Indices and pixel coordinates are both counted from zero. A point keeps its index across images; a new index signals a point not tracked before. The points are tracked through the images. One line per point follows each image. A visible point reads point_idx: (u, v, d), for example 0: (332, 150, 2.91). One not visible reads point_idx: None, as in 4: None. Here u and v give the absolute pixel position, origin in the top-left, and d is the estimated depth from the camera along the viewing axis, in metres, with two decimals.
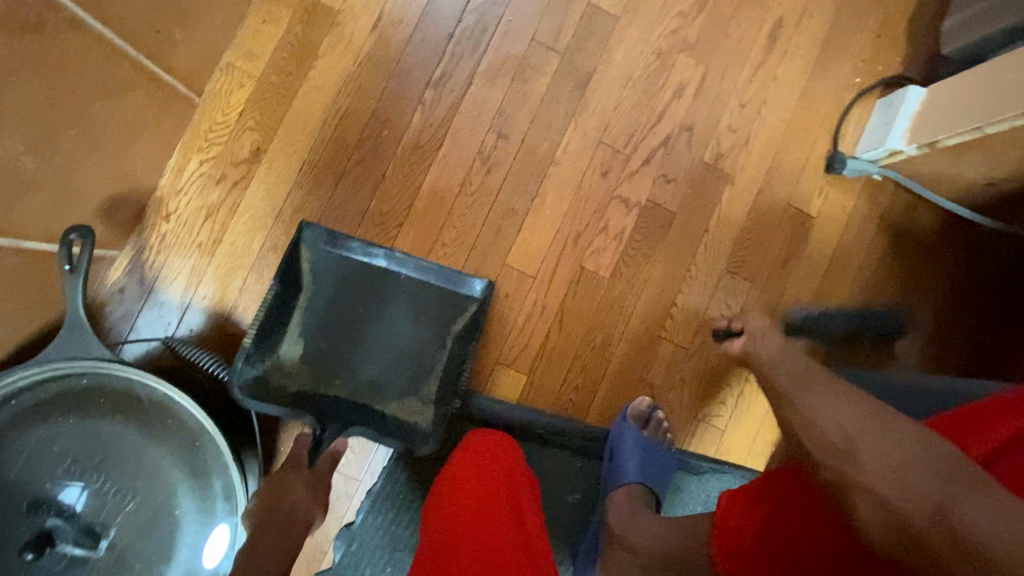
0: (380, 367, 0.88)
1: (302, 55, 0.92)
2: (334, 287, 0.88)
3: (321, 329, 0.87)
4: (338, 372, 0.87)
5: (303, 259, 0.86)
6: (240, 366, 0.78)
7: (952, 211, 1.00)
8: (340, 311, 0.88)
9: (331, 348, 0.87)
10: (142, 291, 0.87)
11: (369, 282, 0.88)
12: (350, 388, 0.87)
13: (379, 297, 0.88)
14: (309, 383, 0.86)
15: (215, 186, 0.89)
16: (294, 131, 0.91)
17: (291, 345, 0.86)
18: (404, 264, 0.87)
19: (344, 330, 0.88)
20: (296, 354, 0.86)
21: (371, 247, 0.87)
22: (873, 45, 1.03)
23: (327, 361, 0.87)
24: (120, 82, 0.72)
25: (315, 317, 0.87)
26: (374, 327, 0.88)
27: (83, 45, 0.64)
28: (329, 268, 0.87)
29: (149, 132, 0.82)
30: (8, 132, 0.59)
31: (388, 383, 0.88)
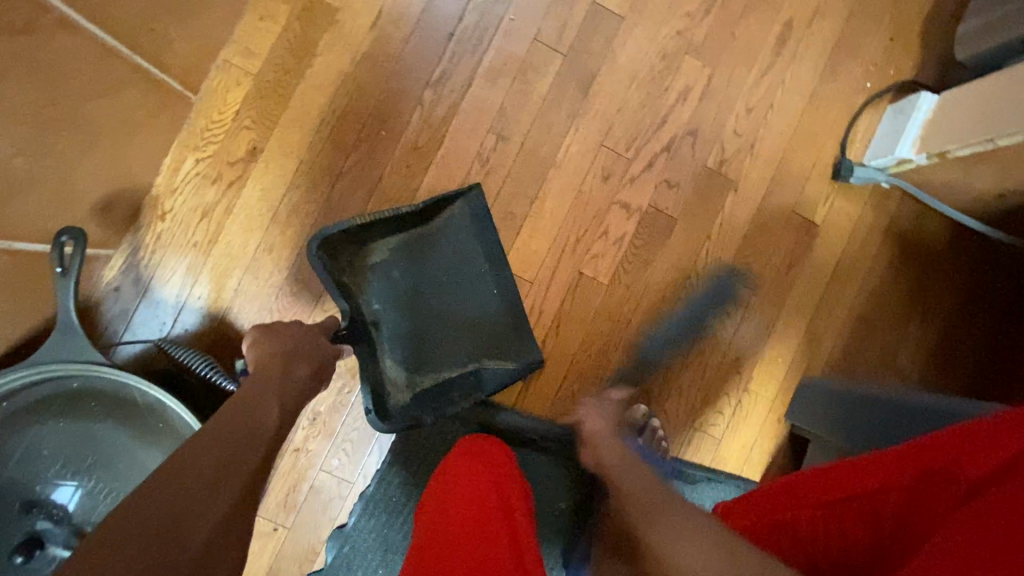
0: (413, 323, 0.90)
1: (300, 52, 0.90)
2: (437, 241, 0.91)
3: (404, 265, 0.90)
4: (390, 298, 0.89)
5: (452, 208, 0.91)
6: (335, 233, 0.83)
7: (961, 221, 0.98)
8: (433, 259, 0.91)
9: (398, 276, 0.90)
10: (137, 290, 0.87)
11: (467, 265, 0.92)
12: (383, 313, 0.88)
13: (459, 280, 0.91)
14: (360, 283, 0.88)
15: (212, 185, 0.88)
16: (292, 130, 0.90)
17: (376, 255, 0.89)
18: (507, 288, 0.91)
19: (421, 272, 0.90)
20: (373, 262, 0.89)
21: (495, 255, 0.91)
22: (886, 48, 1.00)
23: (389, 285, 0.89)
24: (113, 81, 0.71)
25: (412, 247, 0.90)
26: (442, 292, 0.91)
27: (75, 45, 0.63)
28: (456, 233, 0.91)
29: (144, 131, 0.81)
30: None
31: (405, 346, 0.89)
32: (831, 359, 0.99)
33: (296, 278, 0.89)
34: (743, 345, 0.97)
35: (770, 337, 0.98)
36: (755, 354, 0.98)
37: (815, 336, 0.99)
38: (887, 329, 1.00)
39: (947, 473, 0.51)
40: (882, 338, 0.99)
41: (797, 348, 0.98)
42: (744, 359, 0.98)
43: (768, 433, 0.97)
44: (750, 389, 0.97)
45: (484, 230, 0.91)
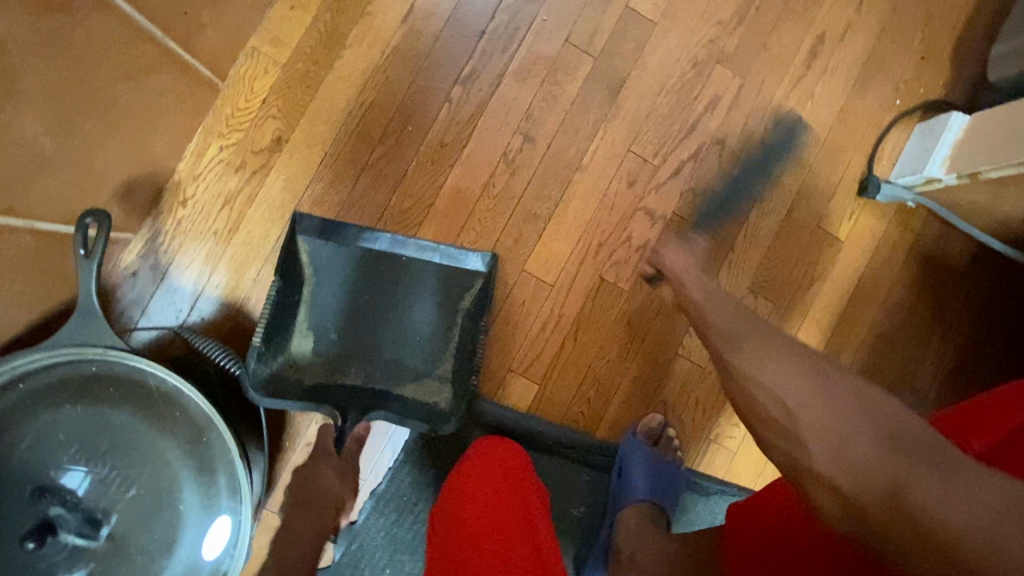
0: (399, 356, 0.85)
1: (330, 43, 0.89)
2: (340, 278, 0.84)
3: (331, 321, 0.84)
4: (354, 363, 0.84)
5: (300, 251, 0.82)
6: (253, 365, 0.75)
7: (985, 242, 0.98)
8: (350, 299, 0.84)
9: (343, 338, 0.84)
10: (155, 276, 0.86)
11: (376, 269, 0.85)
12: (368, 374, 0.84)
13: (388, 286, 0.85)
14: (322, 377, 0.83)
15: (234, 173, 0.87)
16: (318, 122, 0.89)
17: (300, 338, 0.83)
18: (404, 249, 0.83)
19: (354, 319, 0.84)
20: (306, 344, 0.83)
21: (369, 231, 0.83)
22: (917, 66, 1.00)
23: (342, 351, 0.84)
24: (143, 63, 0.70)
25: (322, 308, 0.84)
26: (388, 314, 0.85)
27: (108, 25, 0.62)
28: (331, 258, 0.84)
29: (170, 116, 0.80)
30: (25, 113, 0.57)
31: (405, 365, 0.85)
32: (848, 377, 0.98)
33: None
34: None
35: None
36: None
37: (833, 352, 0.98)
38: (905, 348, 0.99)
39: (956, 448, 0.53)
40: (900, 357, 0.99)
41: None
42: None
43: None
44: None
45: (346, 234, 0.83)
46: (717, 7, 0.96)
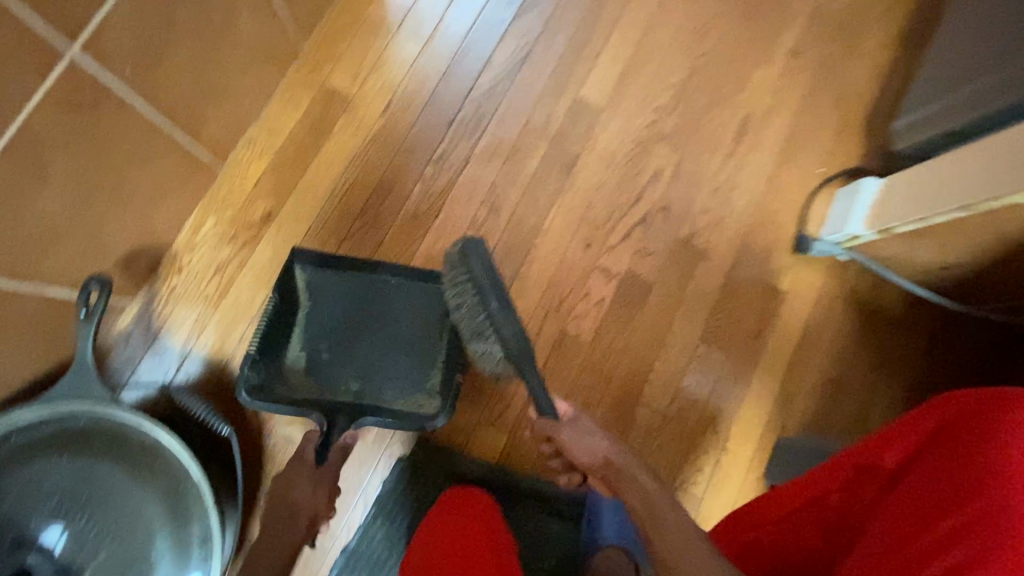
0: (389, 371, 0.92)
1: (318, 132, 1.03)
2: (330, 301, 0.92)
3: (324, 340, 0.92)
4: (344, 379, 0.91)
5: (298, 279, 0.90)
6: (246, 373, 0.83)
7: (914, 290, 1.07)
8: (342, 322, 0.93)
9: (335, 357, 0.92)
10: (146, 338, 0.92)
11: (365, 291, 0.92)
12: (359, 392, 0.90)
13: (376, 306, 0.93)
14: (313, 392, 0.89)
15: (227, 244, 0.97)
16: (305, 198, 1.00)
17: (294, 357, 0.91)
18: (507, 319, 0.79)
19: (347, 340, 0.93)
20: (299, 366, 0.91)
21: (484, 282, 0.80)
22: (834, 140, 1.15)
23: (333, 367, 0.91)
24: (154, 151, 0.81)
25: (316, 329, 0.92)
26: (380, 336, 0.93)
27: (128, 122, 0.74)
28: (327, 286, 0.92)
29: (174, 194, 0.90)
30: (46, 192, 0.67)
31: (395, 380, 0.92)
32: (804, 420, 1.03)
33: None
34: (720, 405, 1.02)
35: (745, 397, 1.03)
36: (730, 414, 1.02)
37: (787, 397, 1.04)
38: (855, 392, 1.05)
39: (874, 464, 0.60)
40: (851, 401, 1.05)
41: (771, 408, 1.03)
42: (720, 419, 1.02)
43: (747, 493, 1.00)
44: (727, 449, 1.01)
45: (336, 260, 0.90)
46: (655, 95, 1.12)
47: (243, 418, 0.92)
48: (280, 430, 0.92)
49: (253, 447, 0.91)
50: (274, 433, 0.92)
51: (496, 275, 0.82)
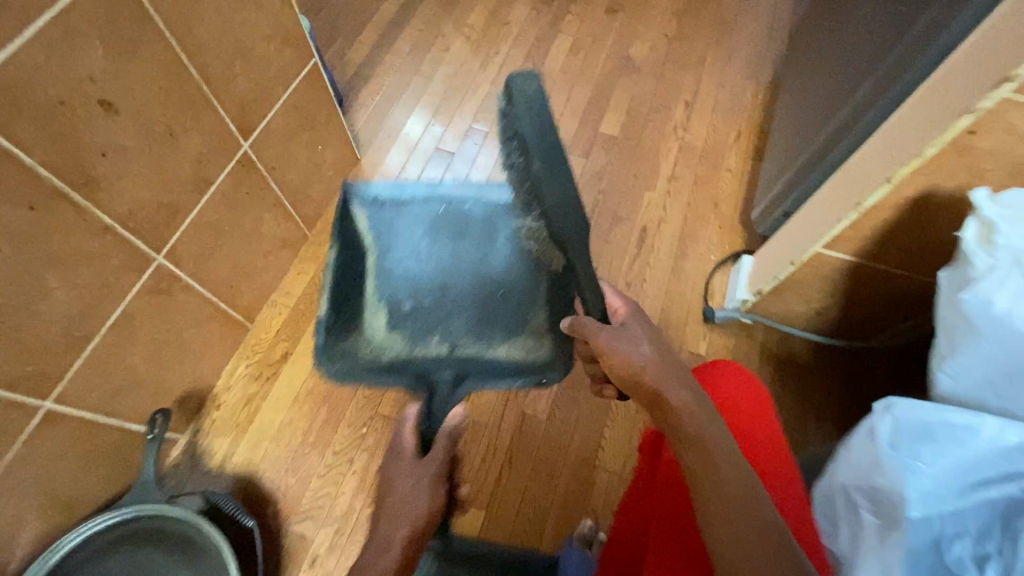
0: (473, 313, 1.15)
1: (322, 289, 1.38)
2: (394, 242, 1.20)
3: (407, 296, 1.15)
4: (432, 332, 1.13)
5: (357, 223, 1.18)
6: (323, 342, 1.06)
7: (811, 337, 1.28)
8: (426, 271, 1.19)
9: (416, 312, 1.14)
10: (192, 464, 1.18)
11: (433, 229, 1.23)
12: (449, 347, 1.12)
13: (445, 247, 1.22)
14: (402, 350, 1.10)
15: (255, 381, 1.26)
16: (314, 338, 1.32)
17: (369, 320, 1.11)
18: (552, 190, 0.78)
19: (429, 290, 1.16)
20: (386, 321, 1.12)
21: (527, 143, 0.78)
22: (718, 234, 1.47)
23: (416, 324, 1.13)
24: (205, 316, 1.15)
25: (386, 285, 1.15)
26: (453, 286, 1.17)
27: (190, 299, 1.09)
28: (384, 226, 1.20)
29: (217, 348, 1.23)
30: (132, 351, 0.99)
31: (497, 327, 1.15)
32: None
33: (283, 499, 1.15)
34: None
35: None
36: None
37: None
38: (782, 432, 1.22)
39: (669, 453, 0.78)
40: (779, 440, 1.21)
41: None
42: None
43: None
44: None
45: (389, 204, 1.21)
46: None
47: (267, 521, 1.13)
48: (296, 526, 1.13)
49: (275, 545, 1.11)
50: (291, 530, 1.12)
51: (546, 134, 0.79)
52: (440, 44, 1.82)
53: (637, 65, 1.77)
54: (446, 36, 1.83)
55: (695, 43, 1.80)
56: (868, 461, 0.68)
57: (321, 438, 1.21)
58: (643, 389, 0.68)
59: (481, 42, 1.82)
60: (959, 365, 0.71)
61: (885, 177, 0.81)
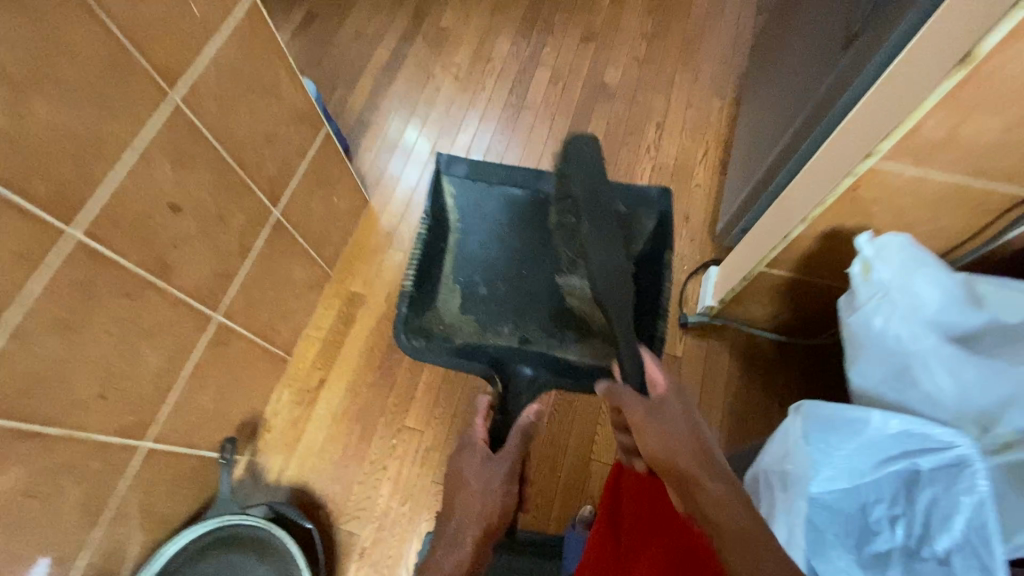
0: (541, 312, 1.37)
1: (347, 321, 1.60)
2: (472, 232, 1.43)
3: (475, 276, 1.40)
4: (503, 322, 1.38)
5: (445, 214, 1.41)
6: (406, 310, 1.33)
7: (773, 335, 1.46)
8: (487, 261, 1.41)
9: (486, 293, 1.39)
10: (253, 478, 1.41)
11: (511, 220, 1.42)
12: (516, 334, 1.37)
13: (507, 236, 1.42)
14: (477, 331, 1.38)
15: (298, 405, 1.49)
16: (344, 364, 1.54)
17: (443, 299, 1.40)
18: (597, 253, 1.03)
19: (498, 280, 1.40)
20: (459, 302, 1.38)
21: (581, 198, 1.10)
22: (690, 245, 1.66)
23: (480, 309, 1.37)
24: (253, 356, 1.37)
25: (461, 266, 1.41)
26: (514, 276, 1.40)
27: (241, 344, 1.31)
28: (468, 209, 1.43)
29: (265, 380, 1.44)
30: (202, 393, 1.21)
31: (550, 326, 1.37)
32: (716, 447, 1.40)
33: (331, 504, 1.38)
34: None
35: None
36: None
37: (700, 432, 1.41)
38: (749, 419, 1.43)
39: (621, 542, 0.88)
40: (747, 426, 1.42)
41: None
42: None
43: None
44: None
45: (476, 190, 1.42)
46: None
47: (320, 523, 1.36)
48: (345, 526, 1.36)
49: (328, 542, 1.35)
50: (340, 529, 1.36)
51: (594, 195, 1.10)
52: (430, 86, 2.00)
53: (612, 91, 1.94)
54: (436, 78, 2.02)
55: (664, 66, 1.96)
56: (781, 451, 0.89)
57: (358, 451, 1.43)
58: (676, 474, 0.72)
59: (468, 81, 2.00)
60: (863, 368, 0.90)
61: (869, 149, 0.80)
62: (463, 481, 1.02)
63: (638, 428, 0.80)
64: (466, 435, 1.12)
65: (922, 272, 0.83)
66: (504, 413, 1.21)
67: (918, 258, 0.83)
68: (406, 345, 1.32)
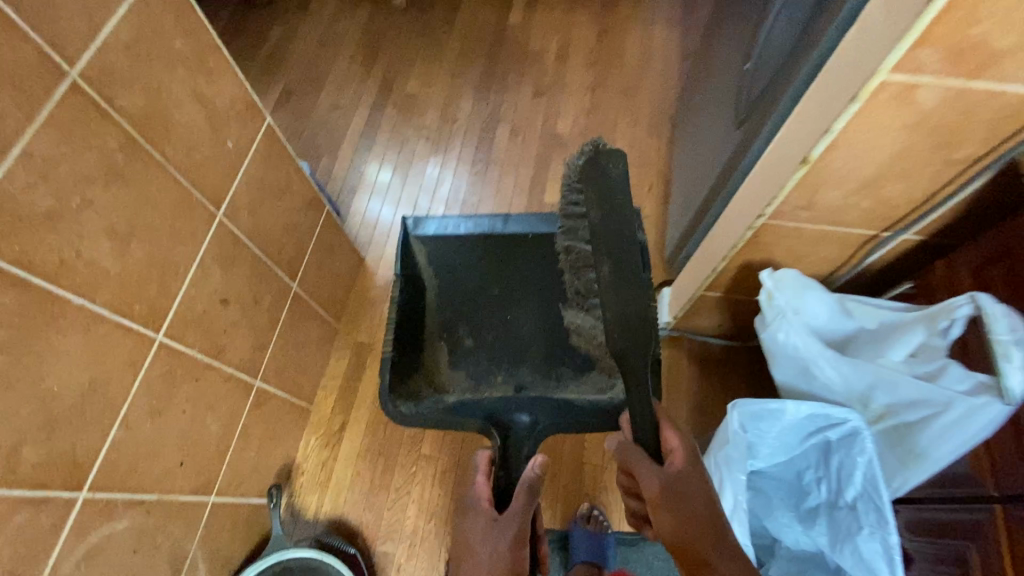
0: (534, 360, 1.44)
1: (358, 368, 1.82)
2: (449, 283, 1.51)
3: (461, 325, 1.48)
4: (496, 371, 1.44)
5: (419, 262, 1.51)
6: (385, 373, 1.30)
7: (722, 341, 1.76)
8: (466, 308, 1.49)
9: (473, 343, 1.46)
10: (294, 517, 1.61)
11: (489, 259, 1.52)
12: (509, 381, 1.42)
13: (483, 281, 1.51)
14: (472, 384, 1.43)
15: (325, 448, 1.70)
16: (362, 407, 1.76)
17: (433, 351, 1.45)
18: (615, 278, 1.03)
19: (483, 329, 1.47)
20: (449, 354, 1.45)
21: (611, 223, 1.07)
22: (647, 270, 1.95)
23: (473, 359, 1.45)
24: (285, 410, 1.58)
25: (443, 316, 1.48)
26: (498, 322, 1.48)
27: (275, 402, 1.52)
28: (440, 256, 1.51)
29: (294, 430, 1.65)
30: (249, 449, 1.42)
31: (541, 365, 1.43)
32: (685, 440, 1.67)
33: (366, 530, 1.60)
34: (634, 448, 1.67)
35: None
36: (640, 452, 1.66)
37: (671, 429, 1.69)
38: (710, 412, 1.71)
39: None
40: (709, 419, 1.70)
41: None
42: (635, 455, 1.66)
43: None
44: None
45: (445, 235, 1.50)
46: None
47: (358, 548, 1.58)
48: (381, 547, 1.58)
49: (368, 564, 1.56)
50: (377, 551, 1.57)
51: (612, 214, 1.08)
52: (405, 147, 2.25)
53: (565, 139, 2.23)
54: (409, 140, 2.27)
55: (607, 114, 2.27)
56: (722, 438, 1.15)
57: (384, 481, 1.65)
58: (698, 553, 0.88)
59: (439, 140, 2.26)
60: (783, 369, 1.16)
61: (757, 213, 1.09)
62: (469, 548, 1.01)
63: (660, 505, 0.89)
64: (470, 496, 1.09)
65: (808, 295, 1.12)
66: (506, 472, 1.15)
67: (808, 283, 1.12)
68: (391, 413, 1.30)
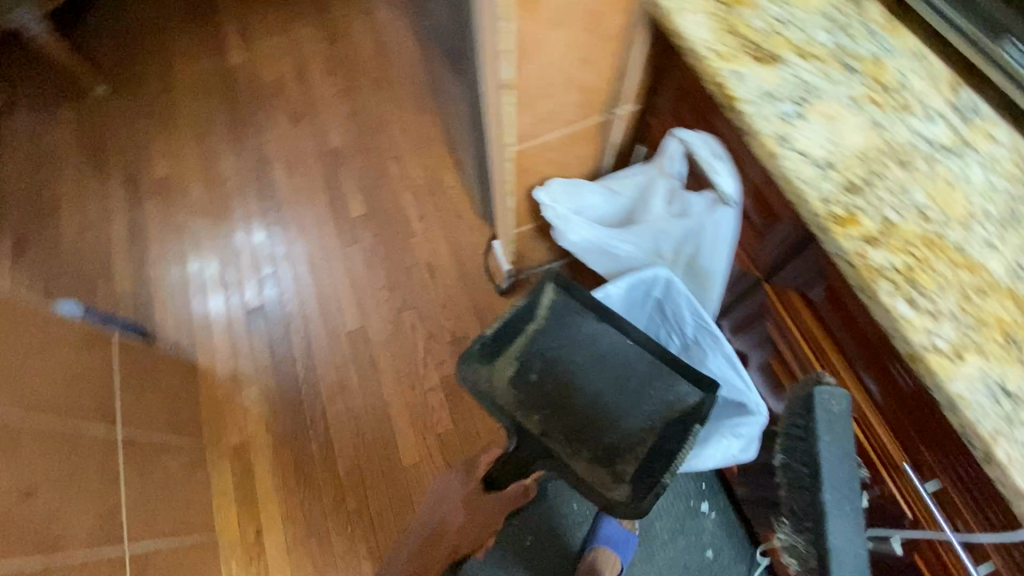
0: (577, 419, 1.07)
1: (247, 470, 1.70)
2: (566, 330, 1.16)
3: (535, 349, 1.14)
4: (536, 410, 1.08)
5: (548, 300, 1.18)
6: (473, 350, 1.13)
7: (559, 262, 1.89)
8: (563, 344, 1.14)
9: (539, 377, 1.11)
10: None
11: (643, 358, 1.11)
12: (542, 426, 1.07)
13: (597, 360, 1.12)
14: (512, 404, 1.09)
15: (251, 564, 1.60)
16: (269, 504, 1.66)
17: (507, 360, 1.13)
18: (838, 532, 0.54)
19: (551, 358, 1.13)
20: (513, 374, 1.12)
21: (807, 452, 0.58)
22: (473, 234, 2.01)
23: (524, 383, 1.11)
24: (184, 556, 1.44)
25: (534, 343, 1.15)
26: (580, 371, 1.11)
27: (167, 554, 1.38)
28: (570, 313, 1.17)
29: (207, 567, 1.53)
30: None
31: (577, 438, 1.06)
32: None
33: None
34: None
35: None
36: None
37: None
38: None
39: None
40: None
41: None
42: None
43: None
44: None
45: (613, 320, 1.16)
46: (380, 294, 1.92)
47: None
48: None
49: None
50: None
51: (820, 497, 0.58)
52: (185, 233, 2.06)
53: (344, 151, 2.19)
54: (186, 223, 2.08)
55: (371, 111, 2.26)
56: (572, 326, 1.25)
57: (327, 557, 1.60)
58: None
59: (218, 210, 2.10)
60: (594, 260, 1.28)
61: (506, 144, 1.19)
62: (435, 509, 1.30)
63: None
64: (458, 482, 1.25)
65: (579, 191, 1.26)
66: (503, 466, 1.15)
67: (575, 182, 1.27)
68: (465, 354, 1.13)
